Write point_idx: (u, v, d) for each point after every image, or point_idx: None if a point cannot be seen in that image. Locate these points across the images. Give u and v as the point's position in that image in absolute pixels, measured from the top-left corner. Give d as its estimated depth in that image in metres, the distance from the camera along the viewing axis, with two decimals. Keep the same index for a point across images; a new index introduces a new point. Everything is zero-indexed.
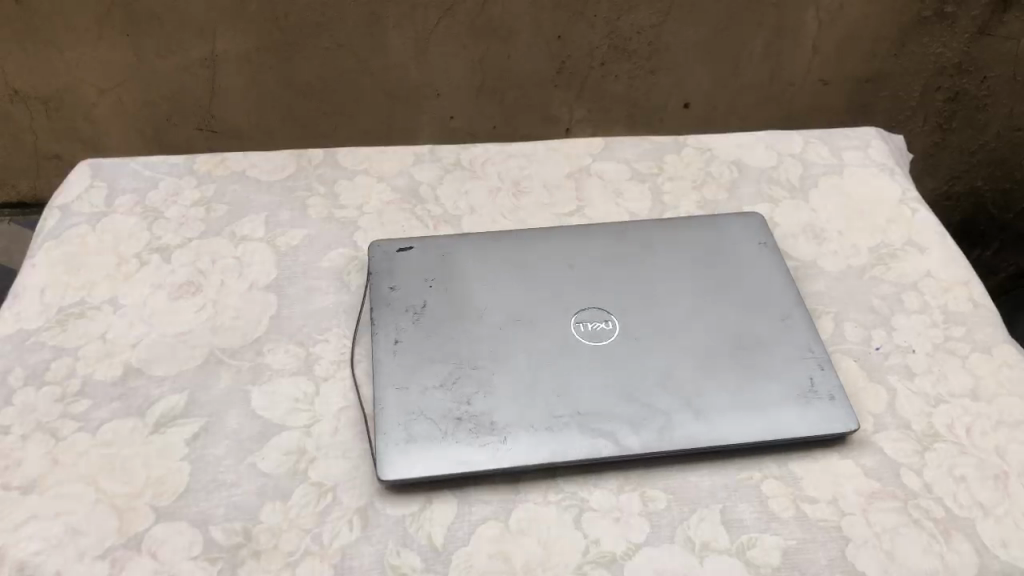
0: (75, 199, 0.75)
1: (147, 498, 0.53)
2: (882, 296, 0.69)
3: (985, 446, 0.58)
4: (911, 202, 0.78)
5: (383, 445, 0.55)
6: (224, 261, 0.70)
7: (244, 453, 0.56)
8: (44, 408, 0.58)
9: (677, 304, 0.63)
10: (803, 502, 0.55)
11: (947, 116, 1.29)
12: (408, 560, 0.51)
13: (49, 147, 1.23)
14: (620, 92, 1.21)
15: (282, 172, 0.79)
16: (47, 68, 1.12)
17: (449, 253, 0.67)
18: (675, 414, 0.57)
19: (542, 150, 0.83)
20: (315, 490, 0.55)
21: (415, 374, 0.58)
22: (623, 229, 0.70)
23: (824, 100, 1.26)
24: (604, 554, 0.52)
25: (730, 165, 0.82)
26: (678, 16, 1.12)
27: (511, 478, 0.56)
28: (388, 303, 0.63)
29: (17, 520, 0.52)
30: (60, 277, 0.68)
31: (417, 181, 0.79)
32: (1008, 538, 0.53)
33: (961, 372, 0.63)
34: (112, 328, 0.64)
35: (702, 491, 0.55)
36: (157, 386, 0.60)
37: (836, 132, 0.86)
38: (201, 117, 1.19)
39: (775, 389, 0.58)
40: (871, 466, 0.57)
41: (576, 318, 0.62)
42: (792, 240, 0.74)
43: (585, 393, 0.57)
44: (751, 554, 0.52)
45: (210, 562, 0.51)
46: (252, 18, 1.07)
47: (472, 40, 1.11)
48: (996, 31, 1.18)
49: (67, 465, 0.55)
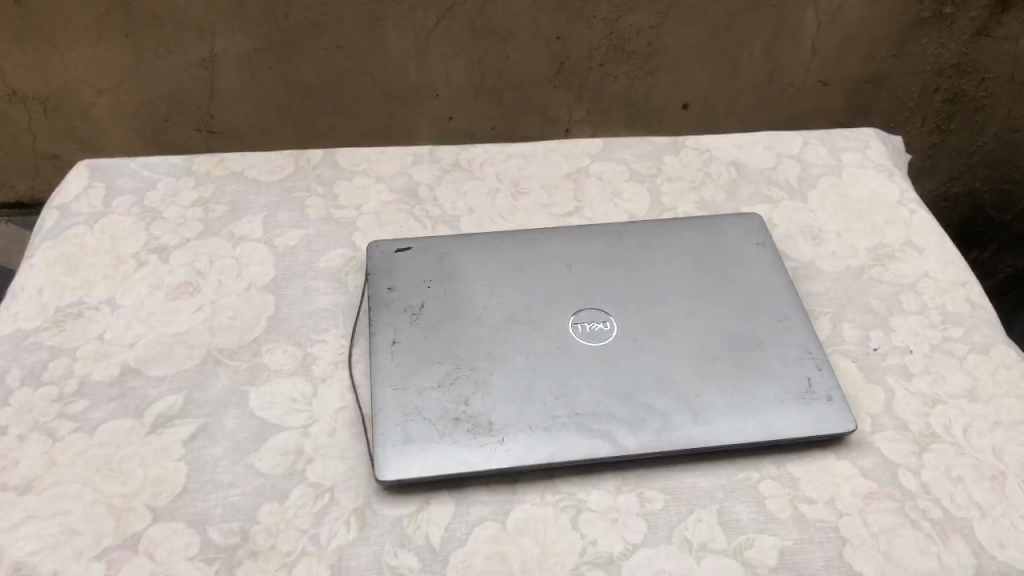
0: (73, 199, 0.75)
1: (145, 498, 0.53)
2: (880, 297, 0.69)
3: (983, 446, 0.58)
4: (909, 203, 0.78)
5: (381, 446, 0.55)
6: (222, 261, 0.70)
7: (242, 453, 0.56)
8: (41, 408, 0.58)
9: (676, 305, 0.63)
10: (800, 502, 0.55)
11: (946, 117, 1.29)
12: (406, 560, 0.51)
13: (48, 147, 1.23)
14: (619, 93, 1.21)
15: (281, 172, 0.79)
16: (46, 68, 1.12)
17: (448, 254, 0.67)
18: (673, 414, 0.57)
19: (541, 151, 0.83)
20: (313, 490, 0.55)
21: (413, 375, 0.58)
22: (622, 230, 0.70)
23: (823, 101, 1.26)
24: (601, 554, 0.52)
25: (728, 166, 0.82)
26: (677, 17, 1.12)
27: (509, 478, 0.56)
28: (386, 304, 0.63)
29: (14, 520, 0.52)
30: (58, 277, 0.68)
31: (416, 182, 0.79)
32: (1006, 538, 0.53)
33: (959, 373, 0.63)
34: (110, 328, 0.64)
35: (700, 491, 0.55)
36: (155, 386, 0.60)
37: (835, 133, 0.86)
38: (200, 117, 1.19)
39: (773, 390, 0.58)
40: (869, 467, 0.57)
41: (574, 319, 0.62)
42: (791, 241, 0.74)
43: (583, 393, 0.57)
44: (749, 554, 0.52)
45: (207, 562, 0.51)
46: (251, 19, 1.07)
47: (472, 41, 1.12)
48: (995, 32, 1.18)
49: (63, 465, 0.55)
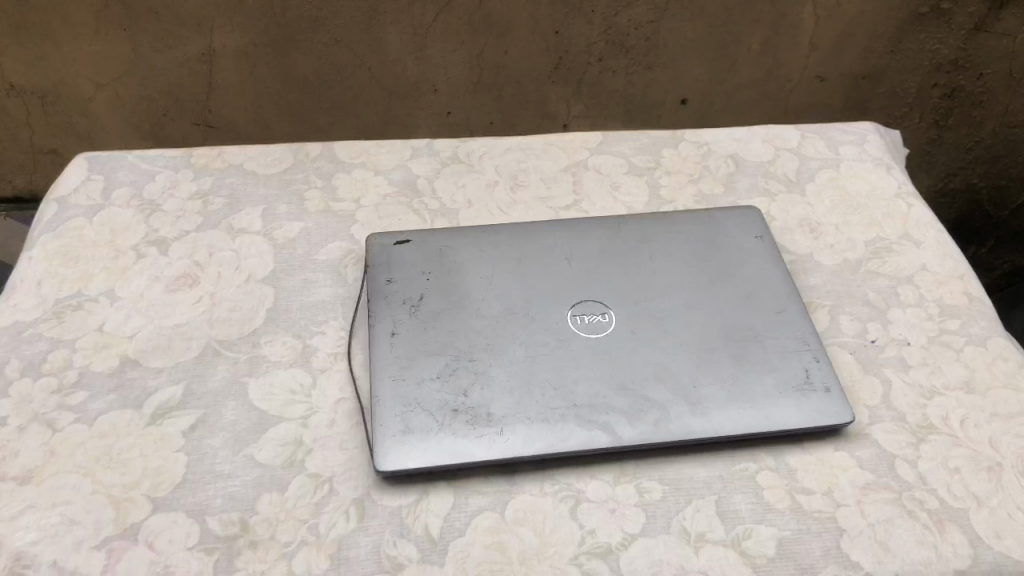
0: (71, 192, 0.75)
1: (144, 489, 0.54)
2: (877, 289, 0.69)
3: (979, 438, 0.58)
4: (907, 197, 0.78)
5: (380, 437, 0.55)
6: (221, 254, 0.70)
7: (241, 444, 0.56)
8: (41, 400, 0.58)
9: (674, 297, 0.63)
10: (798, 493, 0.55)
11: (944, 113, 1.29)
12: (404, 551, 0.51)
13: (45, 141, 1.23)
14: (617, 89, 1.21)
15: (280, 165, 0.79)
16: (43, 62, 1.12)
17: (446, 246, 0.67)
18: (672, 406, 0.57)
19: (540, 145, 0.83)
20: (312, 481, 0.55)
21: (412, 366, 0.58)
22: (621, 222, 0.70)
23: (819, 97, 1.27)
24: (599, 545, 0.52)
25: (727, 160, 0.82)
26: (676, 12, 1.12)
27: (507, 469, 0.56)
28: (385, 296, 0.63)
29: (14, 509, 0.52)
30: (56, 270, 0.68)
31: (415, 175, 0.79)
32: (1002, 529, 0.54)
33: (956, 365, 0.63)
34: (109, 320, 0.64)
35: (698, 482, 0.55)
36: (153, 378, 0.60)
37: (834, 127, 0.86)
38: (198, 112, 1.19)
39: (771, 382, 0.59)
40: (866, 459, 0.57)
41: (573, 312, 0.62)
42: (789, 235, 0.74)
43: (582, 384, 0.57)
44: (747, 545, 0.52)
45: (206, 552, 0.51)
46: (249, 13, 1.06)
47: (471, 36, 1.11)
48: (993, 29, 1.18)
49: (63, 456, 0.55)
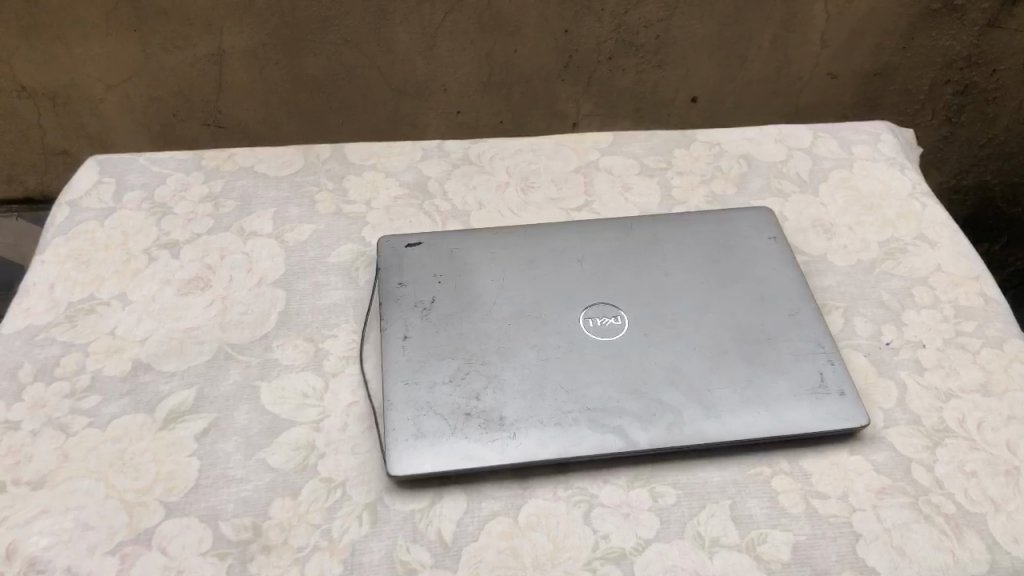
0: (83, 196, 0.75)
1: (157, 493, 0.54)
2: (891, 291, 0.68)
3: (996, 442, 0.58)
4: (921, 196, 0.77)
5: (392, 440, 0.55)
6: (232, 256, 0.70)
7: (253, 448, 0.56)
8: (54, 404, 0.58)
9: (686, 299, 0.63)
10: (812, 497, 0.55)
11: (956, 109, 1.28)
12: (417, 556, 0.51)
13: (56, 143, 1.23)
14: (627, 87, 1.21)
15: (291, 167, 0.79)
16: (53, 63, 1.12)
17: (457, 249, 0.67)
18: (685, 410, 0.56)
19: (550, 145, 0.83)
20: (324, 486, 0.55)
21: (425, 369, 0.58)
22: (632, 224, 0.70)
23: (829, 94, 1.26)
24: (612, 549, 0.52)
25: (739, 159, 0.82)
26: (686, 10, 1.11)
27: (519, 473, 0.56)
28: (397, 299, 0.63)
29: (28, 514, 0.52)
30: (69, 273, 0.68)
31: (426, 176, 0.79)
32: (1020, 534, 0.53)
33: (971, 367, 0.63)
34: (121, 323, 0.64)
35: (712, 486, 0.55)
36: (165, 382, 0.60)
37: (847, 127, 0.85)
38: (207, 112, 1.19)
39: (785, 385, 0.58)
40: (880, 462, 0.57)
41: (585, 315, 0.62)
42: (802, 236, 0.73)
43: (593, 388, 0.57)
44: (761, 549, 0.52)
45: (219, 557, 0.51)
46: (260, 13, 1.06)
47: (480, 35, 1.11)
48: (1007, 24, 1.16)
49: (76, 459, 0.55)
